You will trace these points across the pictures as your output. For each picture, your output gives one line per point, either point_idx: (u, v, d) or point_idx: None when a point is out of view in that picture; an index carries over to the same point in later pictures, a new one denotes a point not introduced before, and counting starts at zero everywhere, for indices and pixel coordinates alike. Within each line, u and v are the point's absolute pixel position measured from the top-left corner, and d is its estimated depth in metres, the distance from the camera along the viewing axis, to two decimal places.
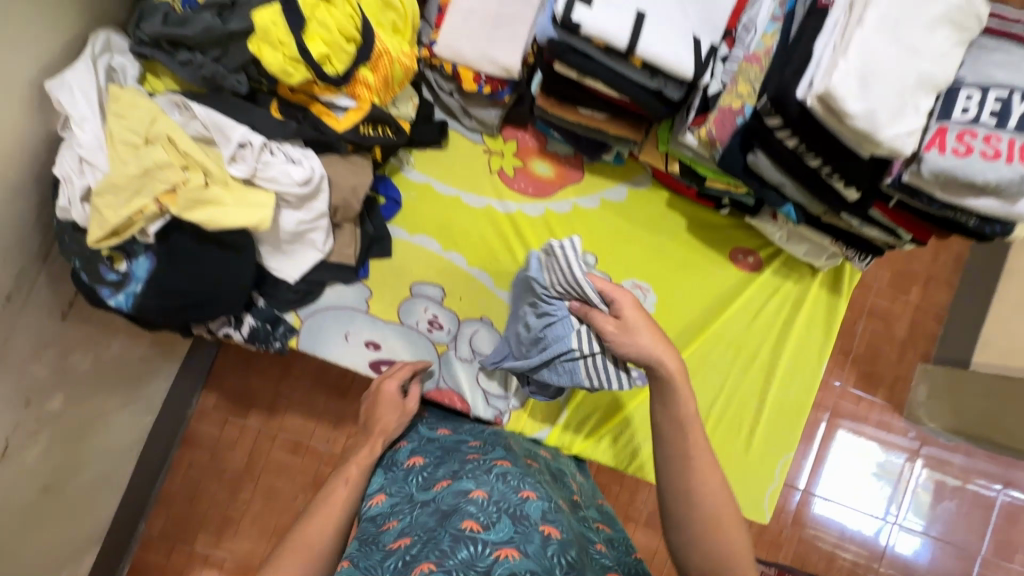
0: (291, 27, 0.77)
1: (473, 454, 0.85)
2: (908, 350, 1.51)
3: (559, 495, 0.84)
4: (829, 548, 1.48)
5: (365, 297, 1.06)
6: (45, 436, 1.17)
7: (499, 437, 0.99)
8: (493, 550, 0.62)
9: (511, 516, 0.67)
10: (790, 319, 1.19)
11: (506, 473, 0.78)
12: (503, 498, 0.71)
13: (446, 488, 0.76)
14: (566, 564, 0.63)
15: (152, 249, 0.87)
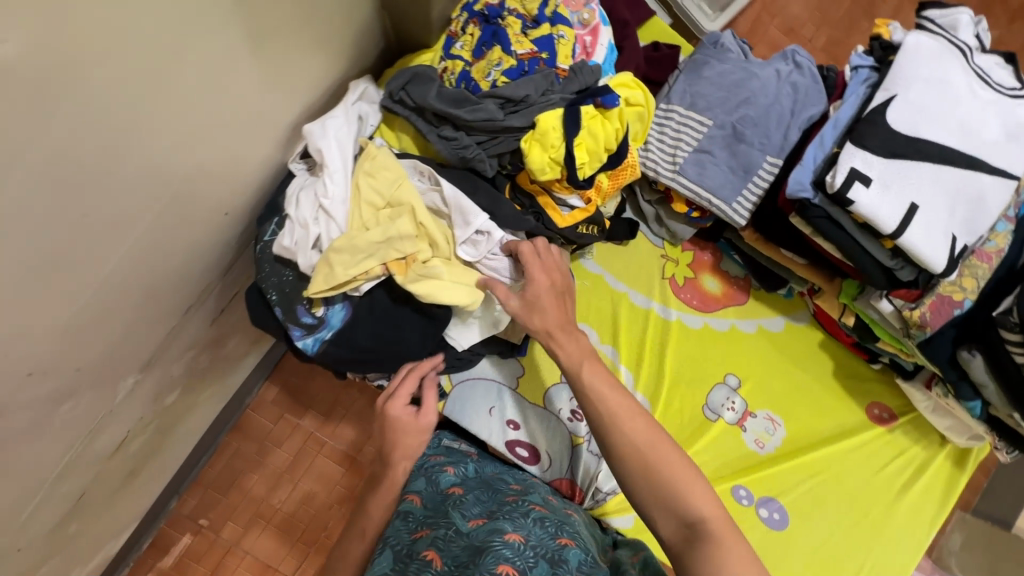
0: (565, 134, 0.76)
1: (511, 497, 0.86)
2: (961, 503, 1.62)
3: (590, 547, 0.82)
4: None
5: (516, 373, 1.06)
6: (148, 426, 1.12)
7: (530, 483, 0.95)
8: None
9: (548, 561, 0.69)
10: (909, 482, 1.18)
11: (543, 519, 0.80)
12: (541, 545, 0.73)
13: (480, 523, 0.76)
14: None
15: (351, 301, 0.86)
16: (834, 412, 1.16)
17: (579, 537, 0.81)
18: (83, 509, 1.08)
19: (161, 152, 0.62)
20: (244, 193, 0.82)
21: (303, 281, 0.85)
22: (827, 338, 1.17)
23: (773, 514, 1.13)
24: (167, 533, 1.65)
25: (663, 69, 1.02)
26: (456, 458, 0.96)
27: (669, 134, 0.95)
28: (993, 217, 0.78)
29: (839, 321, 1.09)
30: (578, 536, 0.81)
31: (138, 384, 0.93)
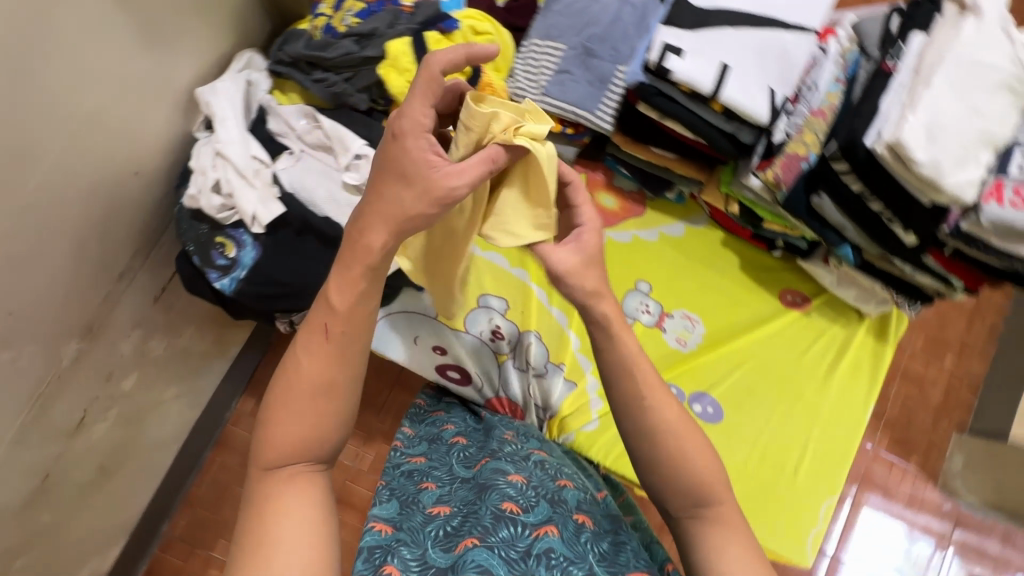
0: (417, 57, 0.88)
1: (510, 440, 1.00)
2: (942, 421, 1.86)
3: (585, 481, 0.97)
4: None
5: (435, 304, 1.14)
6: (113, 412, 1.22)
7: (533, 430, 1.07)
8: (532, 530, 0.75)
9: (548, 500, 0.82)
10: (836, 360, 1.23)
11: (541, 462, 0.94)
12: (539, 484, 0.86)
13: (485, 466, 0.90)
14: (599, 549, 0.77)
15: (259, 241, 0.96)
16: (748, 304, 1.23)
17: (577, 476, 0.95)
18: (54, 494, 1.15)
19: (58, 105, 0.75)
20: (152, 160, 0.94)
21: (216, 229, 0.95)
22: (729, 236, 1.24)
23: (706, 408, 1.18)
24: None
25: (524, 14, 1.14)
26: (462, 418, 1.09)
27: (532, 67, 1.07)
28: (799, 68, 0.91)
29: (728, 214, 1.16)
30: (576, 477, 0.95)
31: (84, 351, 1.04)
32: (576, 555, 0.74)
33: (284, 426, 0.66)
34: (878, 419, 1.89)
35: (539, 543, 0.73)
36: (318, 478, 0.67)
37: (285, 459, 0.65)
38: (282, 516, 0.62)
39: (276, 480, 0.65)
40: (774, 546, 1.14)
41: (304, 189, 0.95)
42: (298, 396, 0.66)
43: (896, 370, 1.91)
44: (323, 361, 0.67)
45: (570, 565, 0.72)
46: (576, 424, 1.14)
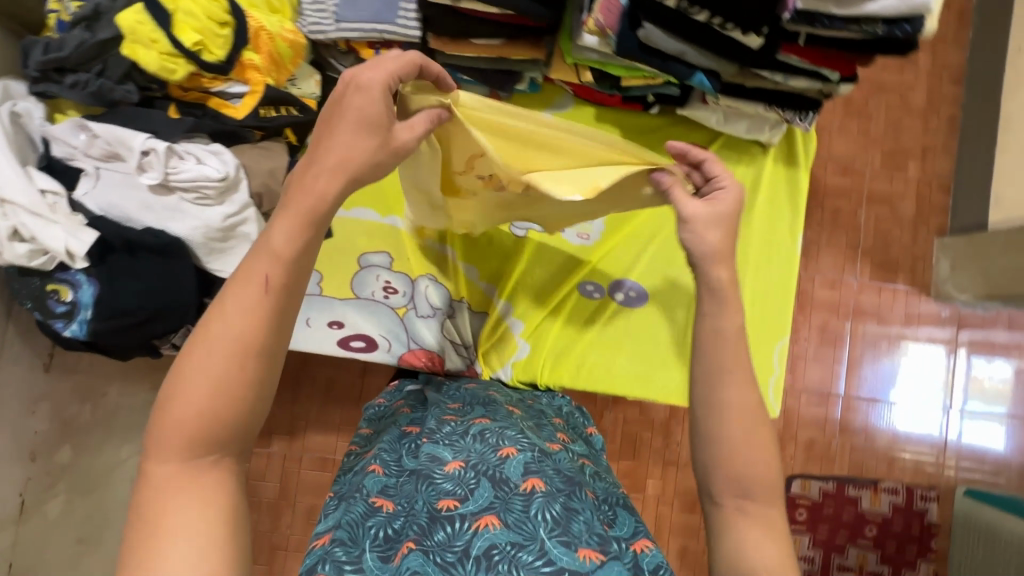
0: (158, 23, 0.80)
1: (454, 417, 0.95)
2: (922, 232, 1.83)
3: (543, 437, 0.92)
4: (887, 450, 1.83)
5: (317, 281, 1.07)
6: (64, 487, 1.22)
7: (486, 393, 1.02)
8: (471, 522, 0.74)
9: (489, 481, 0.79)
10: (750, 200, 1.14)
11: (484, 432, 0.89)
12: (481, 462, 0.83)
13: (425, 453, 0.87)
14: (549, 517, 0.74)
15: (92, 275, 0.89)
16: None
17: (531, 433, 0.90)
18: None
19: None
20: None
21: (44, 278, 0.89)
22: (600, 110, 1.14)
23: (629, 293, 1.13)
24: None
25: None
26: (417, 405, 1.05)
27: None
28: None
29: (589, 85, 1.06)
30: (530, 435, 0.90)
31: None
32: (525, 537, 0.72)
33: (187, 399, 0.53)
34: (852, 250, 1.82)
35: (477, 541, 0.72)
36: (234, 471, 0.57)
37: (188, 452, 0.54)
38: (169, 532, 0.51)
39: (178, 476, 0.53)
40: None
41: (113, 206, 0.88)
42: (217, 373, 0.53)
43: (861, 196, 1.82)
44: (243, 323, 0.54)
45: (514, 552, 0.70)
46: (506, 356, 1.09)
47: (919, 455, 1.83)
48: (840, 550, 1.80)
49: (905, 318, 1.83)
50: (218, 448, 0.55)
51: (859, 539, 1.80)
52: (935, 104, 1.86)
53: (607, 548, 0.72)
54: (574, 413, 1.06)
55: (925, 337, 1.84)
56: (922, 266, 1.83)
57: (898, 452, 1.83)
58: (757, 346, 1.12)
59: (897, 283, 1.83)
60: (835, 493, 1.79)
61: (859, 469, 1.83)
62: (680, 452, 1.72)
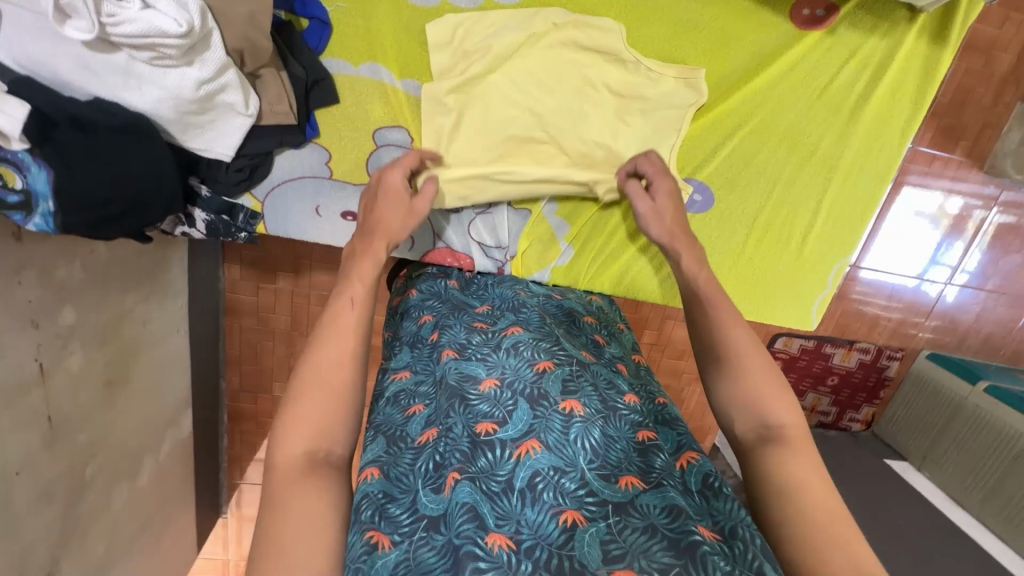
0: None
1: (482, 324, 0.83)
2: (1008, 92, 1.44)
3: (577, 347, 0.79)
4: (874, 313, 1.68)
5: (323, 161, 0.87)
6: (77, 346, 1.19)
7: (517, 296, 0.89)
8: (513, 449, 0.63)
9: (527, 402, 0.67)
10: (869, 88, 0.90)
11: (517, 345, 0.76)
12: (516, 379, 0.71)
13: (452, 365, 0.74)
14: (588, 446, 0.62)
15: (39, 157, 0.66)
16: (742, 39, 0.85)
17: (564, 342, 0.78)
18: (82, 421, 1.24)
19: None
20: None
21: None
22: None
23: (693, 197, 0.96)
24: (234, 401, 1.95)
25: None
26: (437, 292, 0.89)
27: None
28: None
29: None
30: (564, 347, 0.77)
31: None
32: (566, 463, 0.61)
33: (326, 347, 0.68)
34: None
35: (520, 469, 0.61)
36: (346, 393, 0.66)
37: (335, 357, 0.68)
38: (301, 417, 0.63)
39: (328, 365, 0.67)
40: (782, 321, 1.08)
41: (39, 64, 0.63)
42: (345, 323, 0.70)
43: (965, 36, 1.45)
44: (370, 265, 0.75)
45: (559, 479, 0.59)
46: (546, 259, 0.98)
47: (899, 317, 1.69)
48: (802, 394, 1.78)
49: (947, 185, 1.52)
50: (330, 427, 0.64)
51: (820, 387, 1.78)
52: None
53: (649, 476, 0.61)
54: (603, 313, 0.94)
55: (950, 187, 1.53)
56: (987, 137, 1.47)
57: (885, 314, 1.68)
58: (821, 262, 1.03)
59: (953, 152, 1.49)
60: (813, 350, 1.71)
61: (840, 330, 1.71)
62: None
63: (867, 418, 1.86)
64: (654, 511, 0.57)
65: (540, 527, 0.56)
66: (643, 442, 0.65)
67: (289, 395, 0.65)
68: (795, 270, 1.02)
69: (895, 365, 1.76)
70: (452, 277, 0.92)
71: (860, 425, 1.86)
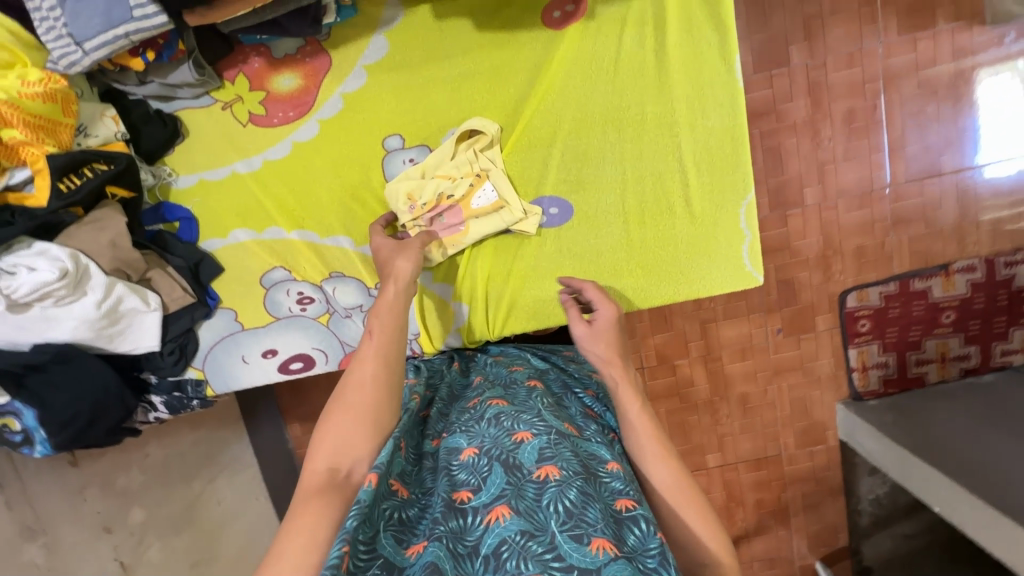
0: None
1: (473, 401, 0.83)
2: None
3: (562, 418, 0.77)
4: (957, 222, 1.49)
5: (232, 318, 1.03)
6: (155, 537, 1.37)
7: (513, 376, 0.89)
8: (484, 515, 0.61)
9: (502, 467, 0.66)
10: (661, 41, 0.88)
11: (500, 415, 0.75)
12: (495, 447, 0.69)
13: (444, 446, 0.74)
14: (562, 509, 0.61)
15: (24, 402, 0.92)
16: (515, 64, 0.91)
17: (547, 413, 0.75)
18: None
19: None
20: None
21: None
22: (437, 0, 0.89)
23: (550, 211, 0.96)
24: None
25: None
26: (437, 374, 0.95)
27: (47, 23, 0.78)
28: None
29: None
30: (548, 416, 0.75)
31: None
32: (536, 527, 0.59)
33: (360, 370, 0.74)
34: (867, 6, 1.37)
35: (488, 536, 0.59)
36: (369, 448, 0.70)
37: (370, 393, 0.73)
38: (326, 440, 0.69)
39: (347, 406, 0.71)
40: (718, 287, 0.98)
41: None
42: (373, 354, 0.76)
43: None
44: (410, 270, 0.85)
45: (526, 543, 0.58)
46: (447, 324, 1.01)
47: (999, 214, 1.48)
48: (916, 345, 1.55)
49: (953, 59, 1.40)
50: (347, 463, 0.68)
51: (935, 330, 1.54)
52: None
53: (620, 547, 0.59)
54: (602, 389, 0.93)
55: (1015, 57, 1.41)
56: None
57: (970, 219, 1.48)
58: (720, 214, 0.94)
59: (934, 26, 1.39)
60: (898, 293, 1.51)
61: (925, 258, 1.51)
62: (715, 308, 1.54)
63: None
64: None
65: None
66: (618, 512, 0.64)
67: (332, 401, 0.73)
68: (696, 240, 0.95)
69: None
70: (451, 365, 0.98)
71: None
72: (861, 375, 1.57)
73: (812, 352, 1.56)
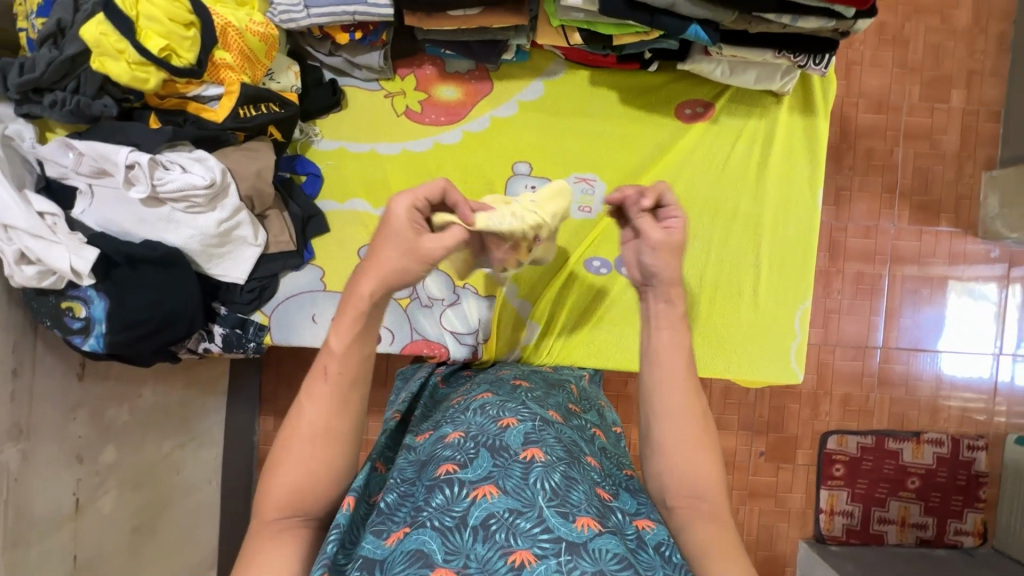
0: (121, 32, 0.77)
1: (457, 398, 0.84)
2: (966, 168, 1.62)
3: (546, 407, 0.80)
4: (931, 399, 1.65)
5: (318, 276, 1.06)
6: (114, 484, 1.30)
7: (499, 377, 0.91)
8: (470, 490, 0.62)
9: (488, 450, 0.67)
10: (764, 157, 1.06)
11: (485, 405, 0.76)
12: (481, 433, 0.70)
13: (428, 439, 0.75)
14: (549, 487, 0.62)
15: (99, 290, 0.92)
16: (643, 139, 1.06)
17: (532, 403, 0.77)
18: (101, 568, 1.28)
19: None
20: None
21: (58, 296, 0.92)
22: (597, 71, 1.06)
23: None
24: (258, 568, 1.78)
25: None
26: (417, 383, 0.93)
27: None
28: None
29: (581, 48, 0.99)
30: (531, 405, 0.76)
31: (32, 451, 1.07)
32: (524, 504, 0.61)
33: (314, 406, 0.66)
34: (888, 194, 1.63)
35: (475, 510, 0.60)
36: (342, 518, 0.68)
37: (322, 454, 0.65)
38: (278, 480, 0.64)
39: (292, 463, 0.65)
40: (762, 377, 1.08)
41: (110, 222, 0.89)
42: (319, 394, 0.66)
43: (897, 133, 1.63)
44: (379, 283, 0.66)
45: (514, 520, 0.59)
46: (515, 340, 1.06)
47: (967, 402, 1.65)
48: (881, 502, 1.65)
49: (949, 258, 1.65)
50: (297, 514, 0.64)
51: (900, 492, 1.65)
52: (984, 18, 1.64)
53: (605, 521, 0.61)
54: (585, 395, 0.95)
55: (979, 276, 1.66)
56: (966, 207, 1.64)
57: (943, 400, 1.65)
58: (777, 311, 1.07)
59: (939, 225, 1.64)
60: (874, 447, 1.63)
61: (900, 422, 1.65)
62: (717, 411, 1.62)
63: (979, 529, 1.65)
64: (605, 557, 0.56)
65: (488, 562, 0.56)
66: (600, 496, 0.66)
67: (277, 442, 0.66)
68: (753, 327, 1.07)
69: (983, 457, 1.63)
70: (437, 373, 0.96)
71: (974, 540, 1.64)
72: (828, 518, 1.64)
73: (787, 483, 1.64)
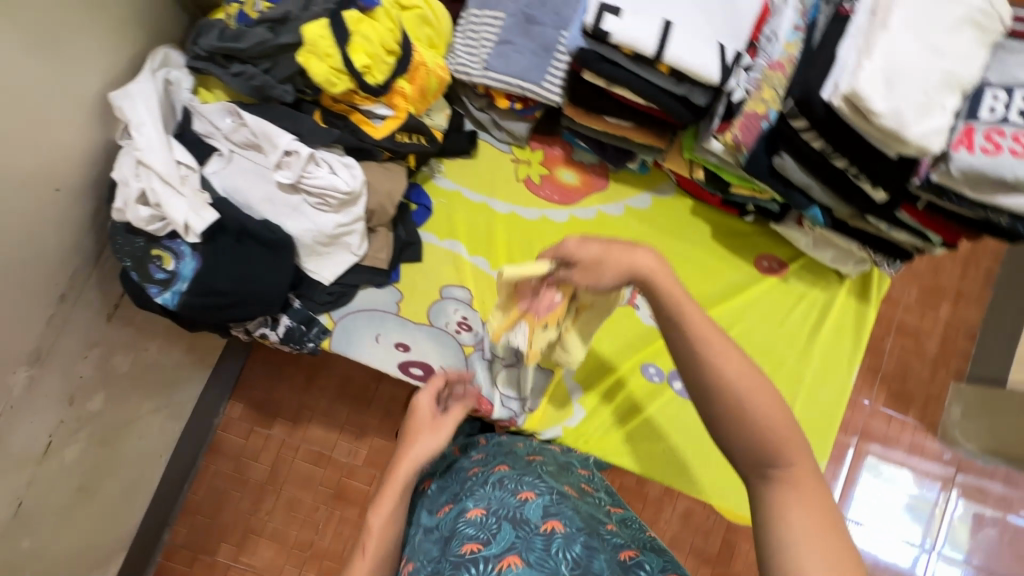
0: (337, 39, 0.82)
1: (474, 469, 0.86)
2: None
3: (562, 482, 0.83)
4: None
5: (396, 299, 1.08)
6: (86, 434, 1.21)
7: (514, 447, 0.94)
8: (495, 564, 0.65)
9: (511, 523, 0.70)
10: (818, 325, 1.18)
11: (503, 478, 0.79)
12: (501, 506, 0.73)
13: (448, 513, 0.78)
14: (571, 557, 0.65)
15: (196, 250, 0.91)
16: (723, 273, 1.17)
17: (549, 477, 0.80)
18: (33, 523, 1.15)
19: None
20: (79, 178, 0.89)
21: (151, 242, 0.91)
22: (699, 203, 1.18)
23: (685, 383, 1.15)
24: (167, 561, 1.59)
25: None
26: (434, 454, 0.96)
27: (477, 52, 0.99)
28: (750, 19, 0.81)
29: (697, 181, 1.10)
30: (547, 479, 0.79)
31: (39, 379, 1.00)
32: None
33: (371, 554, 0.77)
34: None
35: None
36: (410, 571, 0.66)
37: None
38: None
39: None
40: None
41: (238, 192, 0.91)
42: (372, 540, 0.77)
43: None
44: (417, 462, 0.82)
45: None
46: (560, 418, 1.11)
47: None
48: None
49: None
50: None
51: None
52: None
53: None
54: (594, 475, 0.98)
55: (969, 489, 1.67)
56: (932, 407, 1.56)
57: None
58: None
59: None
60: None
61: None
62: None
63: None
64: None
65: None
66: (623, 559, 0.68)
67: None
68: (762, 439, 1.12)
69: None
70: (452, 442, 0.98)
71: None
72: None
73: None
